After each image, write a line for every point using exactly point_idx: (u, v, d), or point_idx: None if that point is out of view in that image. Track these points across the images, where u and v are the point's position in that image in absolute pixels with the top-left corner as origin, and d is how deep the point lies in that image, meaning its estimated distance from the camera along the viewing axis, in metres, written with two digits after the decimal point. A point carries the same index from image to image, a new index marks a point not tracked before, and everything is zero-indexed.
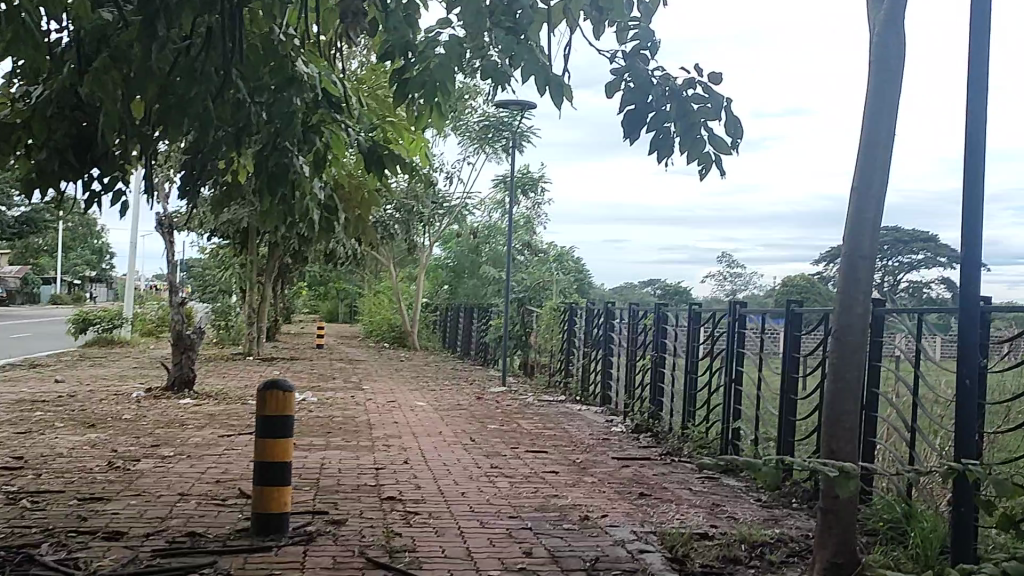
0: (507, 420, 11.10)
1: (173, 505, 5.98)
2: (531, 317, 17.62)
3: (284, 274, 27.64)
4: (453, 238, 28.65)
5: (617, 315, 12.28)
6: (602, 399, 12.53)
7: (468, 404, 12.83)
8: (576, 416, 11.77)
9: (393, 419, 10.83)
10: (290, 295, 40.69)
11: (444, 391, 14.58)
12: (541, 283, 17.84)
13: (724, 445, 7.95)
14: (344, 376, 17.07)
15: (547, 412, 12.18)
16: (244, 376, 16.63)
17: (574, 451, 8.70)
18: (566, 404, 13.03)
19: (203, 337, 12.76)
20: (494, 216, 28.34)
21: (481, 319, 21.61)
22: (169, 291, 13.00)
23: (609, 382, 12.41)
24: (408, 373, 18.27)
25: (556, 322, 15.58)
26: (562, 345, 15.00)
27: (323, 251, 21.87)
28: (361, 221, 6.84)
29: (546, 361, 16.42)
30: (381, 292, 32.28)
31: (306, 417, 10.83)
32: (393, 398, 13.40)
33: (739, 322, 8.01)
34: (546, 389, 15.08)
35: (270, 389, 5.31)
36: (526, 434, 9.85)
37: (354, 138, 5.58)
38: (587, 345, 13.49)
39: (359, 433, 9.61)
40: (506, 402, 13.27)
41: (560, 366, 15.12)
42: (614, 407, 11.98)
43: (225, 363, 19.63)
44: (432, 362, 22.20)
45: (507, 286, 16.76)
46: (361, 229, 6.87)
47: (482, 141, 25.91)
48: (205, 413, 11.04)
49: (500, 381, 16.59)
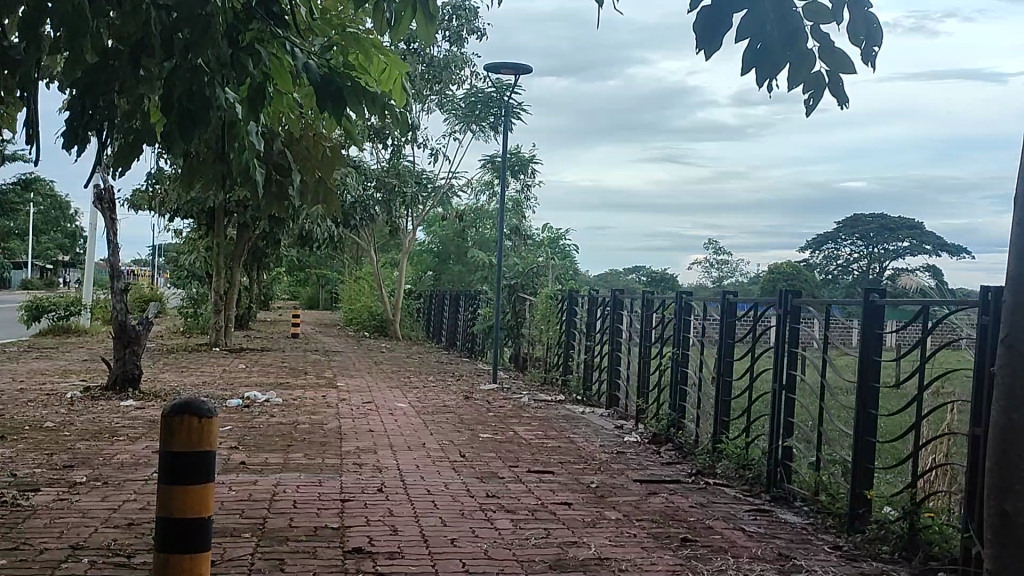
0: (501, 427, 9.57)
1: (59, 567, 4.40)
2: (524, 305, 16.08)
3: (259, 259, 25.99)
4: (437, 222, 27.10)
5: (625, 305, 10.70)
6: (609, 400, 11.00)
7: (456, 405, 11.29)
8: (579, 421, 10.26)
9: (368, 427, 9.26)
10: (267, 280, 38.95)
11: (428, 390, 13.03)
12: (534, 268, 16.29)
13: (773, 466, 6.44)
14: (317, 370, 15.49)
15: (545, 415, 10.65)
16: (205, 370, 15.02)
17: (586, 471, 7.19)
18: (566, 406, 11.54)
19: (151, 331, 11.22)
20: (481, 198, 26.77)
21: (468, 307, 20.08)
22: (111, 278, 11.23)
23: (617, 380, 10.87)
24: (390, 367, 16.72)
25: (552, 311, 14.08)
26: (560, 338, 13.48)
27: (298, 233, 20.23)
28: (323, 183, 5.30)
29: (541, 354, 14.91)
30: (360, 279, 30.67)
31: (265, 424, 9.26)
32: (371, 398, 11.85)
33: (790, 316, 6.39)
34: (542, 387, 13.56)
35: (180, 413, 3.70)
36: (526, 447, 8.31)
37: (301, 62, 4.04)
38: (589, 338, 11.96)
39: (326, 446, 8.04)
40: (498, 402, 11.76)
41: (557, 361, 13.61)
42: (626, 410, 10.46)
43: (188, 355, 17.97)
44: (416, 353, 20.66)
45: (499, 273, 15.17)
46: (322, 195, 5.33)
47: (469, 118, 24.33)
48: (147, 419, 9.43)
49: (491, 376, 15.10)
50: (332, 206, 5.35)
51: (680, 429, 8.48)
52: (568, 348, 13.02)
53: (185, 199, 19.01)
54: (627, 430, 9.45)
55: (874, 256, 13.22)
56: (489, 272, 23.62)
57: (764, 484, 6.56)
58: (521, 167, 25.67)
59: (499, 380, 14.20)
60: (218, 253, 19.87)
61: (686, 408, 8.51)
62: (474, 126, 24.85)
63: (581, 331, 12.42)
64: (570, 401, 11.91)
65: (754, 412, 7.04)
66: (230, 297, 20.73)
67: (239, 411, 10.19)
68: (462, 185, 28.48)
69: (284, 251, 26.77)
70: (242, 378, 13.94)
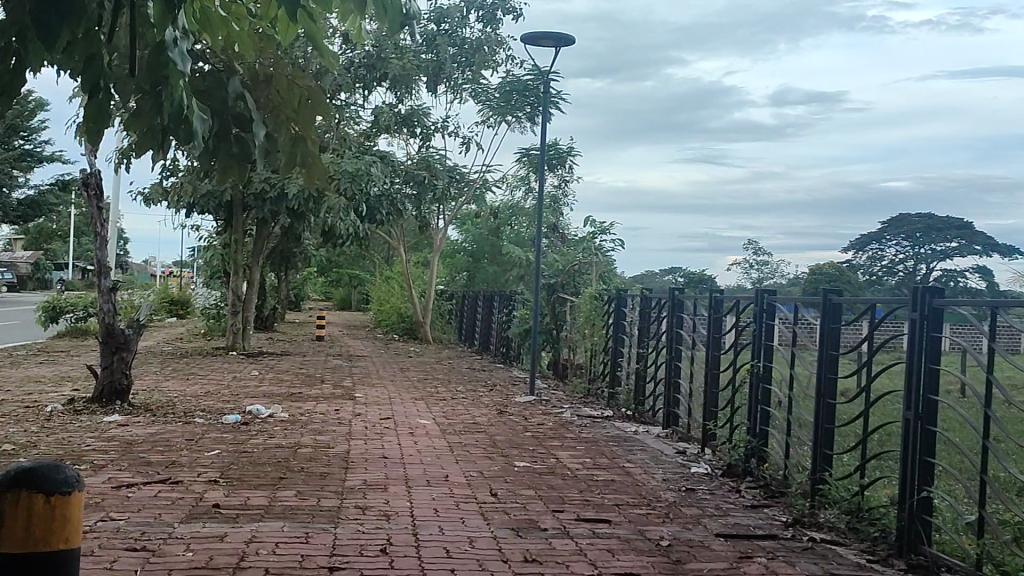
0: (542, 453, 8.01)
1: None
2: (566, 306, 14.52)
3: (284, 258, 24.61)
4: (472, 219, 25.61)
5: (688, 307, 9.10)
6: (668, 417, 9.42)
7: (489, 423, 9.75)
8: (632, 444, 8.69)
9: (383, 452, 7.76)
10: (296, 280, 37.63)
11: (459, 402, 11.49)
12: (577, 265, 14.70)
13: (907, 525, 4.92)
14: (337, 378, 14.05)
15: (591, 436, 9.10)
16: (215, 377, 13.60)
17: (652, 521, 5.65)
18: (616, 423, 10.00)
19: (142, 336, 9.70)
20: (517, 193, 25.23)
21: (503, 308, 18.57)
22: (95, 276, 9.68)
23: (678, 396, 9.27)
24: (417, 374, 15.20)
25: (597, 314, 12.51)
26: (607, 343, 11.91)
27: (322, 227, 18.79)
28: (302, 142, 3.87)
29: (584, 363, 13.36)
30: (390, 278, 29.26)
31: (263, 447, 7.77)
32: (393, 412, 10.35)
33: (927, 322, 4.83)
34: (586, 400, 11.99)
35: (33, 489, 2.43)
36: (575, 482, 6.77)
37: None
38: (642, 345, 10.39)
39: (328, 479, 6.53)
40: (538, 419, 10.22)
41: (603, 369, 12.04)
42: (689, 431, 8.89)
43: (201, 360, 16.53)
44: (447, 359, 19.22)
45: (539, 270, 13.62)
46: (300, 158, 3.89)
47: (505, 107, 22.82)
48: (126, 439, 7.95)
49: (529, 386, 13.59)
50: (315, 171, 3.91)
51: (763, 461, 6.97)
52: (616, 357, 11.44)
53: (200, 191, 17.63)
54: (695, 458, 7.88)
55: (920, 255, 11.88)
56: (525, 271, 22.06)
57: (893, 548, 5.05)
58: (560, 160, 24.12)
59: (538, 391, 12.67)
60: (235, 250, 18.46)
61: (770, 435, 7.00)
62: (509, 116, 23.35)
63: (632, 338, 10.83)
64: (619, 418, 10.35)
65: (868, 446, 5.51)
66: (250, 298, 19.32)
67: (236, 429, 8.69)
68: (497, 181, 27.00)
69: (312, 250, 25.42)
70: (252, 387, 12.49)
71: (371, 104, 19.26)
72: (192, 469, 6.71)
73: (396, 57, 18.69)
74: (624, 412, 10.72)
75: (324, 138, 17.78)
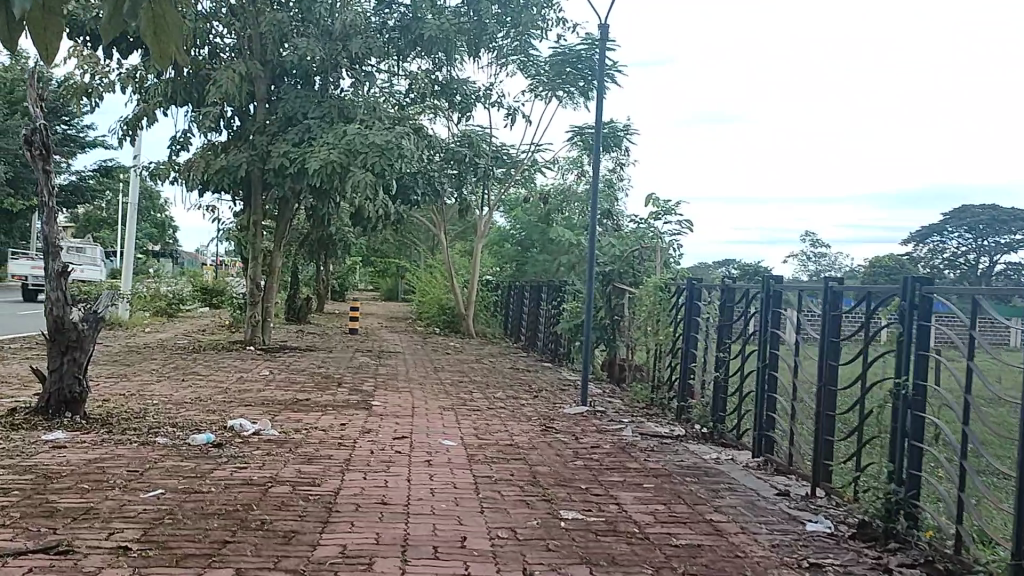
0: (598, 497, 5.93)
1: None
2: (623, 299, 12.43)
3: (319, 244, 22.79)
4: (519, 205, 23.56)
5: (788, 302, 6.99)
6: (757, 441, 7.33)
7: (529, 446, 7.70)
8: (716, 480, 6.60)
9: (382, 493, 5.75)
10: (338, 269, 35.83)
11: (494, 415, 9.46)
12: (636, 250, 12.64)
13: None
14: (357, 380, 12.10)
15: (660, 467, 7.00)
16: (216, 379, 11.73)
17: None
18: (690, 447, 7.93)
19: (100, 333, 7.87)
20: (569, 176, 23.17)
21: (553, 300, 16.55)
22: (43, 257, 7.84)
23: (774, 415, 7.17)
24: (452, 376, 13.17)
25: (663, 309, 10.41)
26: (674, 343, 9.87)
27: (350, 210, 16.95)
28: None
29: (647, 366, 11.29)
30: (433, 268, 27.33)
31: (224, 485, 5.80)
32: (411, 429, 8.33)
33: None
34: (649, 412, 9.90)
35: None
36: (648, 553, 4.69)
37: None
38: (720, 348, 8.31)
39: (290, 547, 4.52)
40: (591, 439, 8.15)
41: (670, 375, 9.96)
42: (790, 464, 6.80)
43: (210, 357, 14.67)
44: (489, 356, 17.23)
45: (592, 255, 11.56)
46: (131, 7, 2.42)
47: (556, 80, 20.80)
48: (47, 470, 6.02)
49: (579, 391, 11.52)
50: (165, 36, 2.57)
51: (917, 522, 4.84)
52: (686, 361, 9.34)
53: (214, 166, 15.84)
54: (808, 507, 5.76)
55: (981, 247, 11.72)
56: (577, 260, 19.95)
57: None
58: (616, 140, 22.03)
59: (590, 400, 10.62)
60: (255, 233, 16.67)
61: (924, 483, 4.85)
62: (561, 91, 21.34)
63: (709, 340, 8.74)
64: (691, 439, 8.27)
65: None
66: (271, 286, 17.49)
67: (202, 455, 6.73)
68: (547, 163, 24.97)
69: (351, 237, 23.60)
70: (252, 391, 10.58)
71: (406, 72, 17.40)
72: (102, 528, 4.75)
73: (434, 18, 16.63)
74: (697, 430, 8.64)
75: (352, 108, 15.96)
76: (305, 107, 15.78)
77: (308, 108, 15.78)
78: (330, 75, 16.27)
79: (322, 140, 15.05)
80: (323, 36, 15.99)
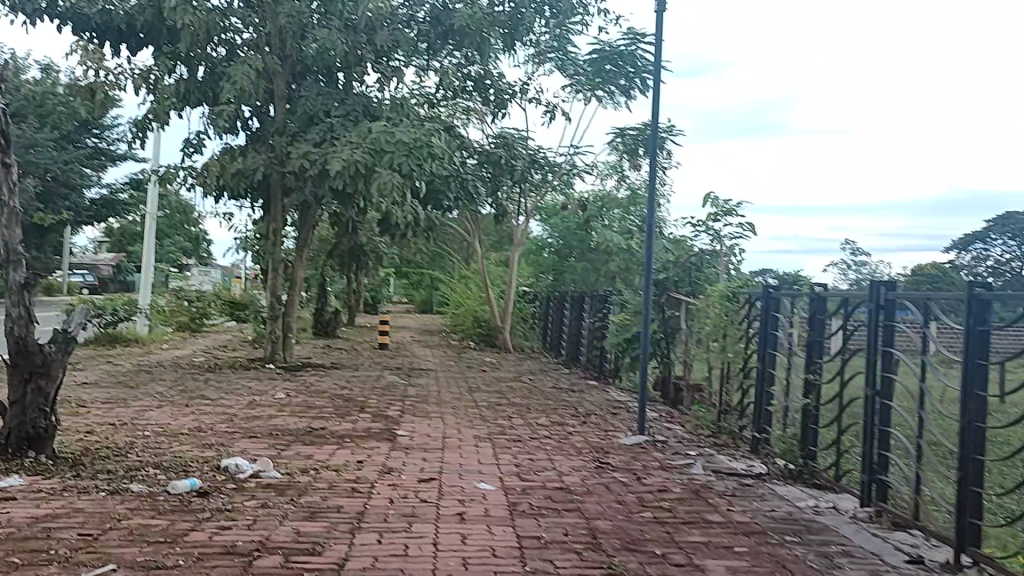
0: (680, 570, 4.57)
1: None
2: (682, 310, 11.04)
3: (348, 255, 21.57)
4: (557, 213, 22.27)
5: (907, 315, 5.54)
6: (864, 486, 5.88)
7: (582, 491, 6.34)
8: (825, 542, 5.18)
9: (399, 567, 4.42)
10: (371, 281, 34.68)
11: (537, 446, 8.12)
12: (694, 255, 11.26)
13: None
14: (383, 404, 10.78)
15: (749, 520, 5.60)
16: (224, 403, 10.47)
17: None
18: (778, 490, 6.53)
19: (71, 357, 6.66)
20: (609, 182, 21.87)
21: (597, 312, 15.19)
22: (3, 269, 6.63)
23: (887, 455, 5.73)
24: (489, 397, 11.85)
25: (729, 320, 9.02)
26: (745, 362, 8.49)
27: (379, 217, 15.73)
28: None
29: (711, 388, 9.88)
30: (467, 279, 26.05)
31: (197, 556, 4.49)
32: (441, 467, 7.01)
33: None
34: (716, 443, 8.52)
35: None
36: None
37: None
38: (808, 370, 6.89)
39: None
40: (656, 481, 6.76)
41: (742, 398, 8.58)
42: (914, 518, 5.34)
43: (226, 377, 13.44)
44: (527, 373, 15.89)
45: (648, 261, 10.19)
46: None
47: (596, 80, 19.47)
48: None
49: (633, 416, 10.15)
50: None
51: None
52: (761, 383, 7.94)
53: (230, 170, 14.61)
54: None
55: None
56: (620, 270, 18.59)
57: None
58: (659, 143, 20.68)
59: (647, 427, 9.24)
60: (275, 242, 15.49)
61: None
62: (601, 91, 20.00)
63: (792, 360, 7.33)
64: (775, 480, 6.87)
65: None
66: (294, 299, 16.27)
67: (181, 507, 5.45)
68: (586, 168, 23.64)
69: (382, 247, 22.37)
70: (261, 419, 9.29)
71: (435, 69, 16.18)
72: None
73: (466, 8, 15.34)
74: (781, 468, 7.23)
75: (378, 106, 14.79)
76: (327, 104, 14.66)
77: (330, 106, 14.62)
78: (353, 72, 15.09)
79: (345, 139, 13.86)
80: (346, 29, 14.79)
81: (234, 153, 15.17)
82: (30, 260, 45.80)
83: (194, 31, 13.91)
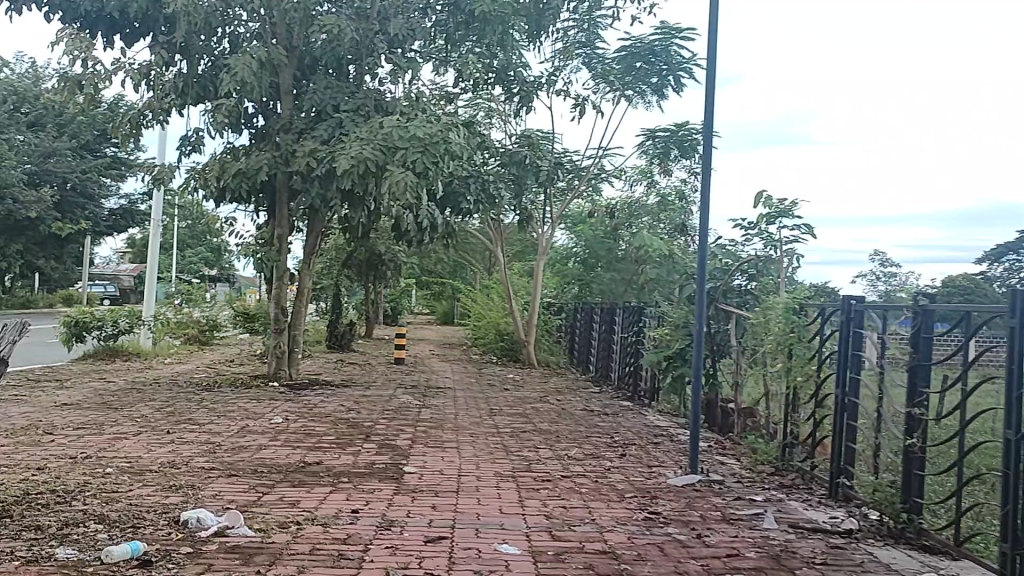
0: None
1: None
2: (732, 325, 9.68)
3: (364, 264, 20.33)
4: (585, 220, 20.95)
5: None
6: (1003, 561, 4.51)
7: (632, 556, 5.00)
8: None
9: None
10: (391, 292, 33.40)
11: (570, 488, 6.80)
12: (743, 263, 9.90)
13: None
14: (393, 431, 9.48)
15: None
16: (213, 430, 9.20)
17: None
18: (880, 556, 5.16)
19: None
20: (639, 187, 20.51)
21: (630, 326, 13.84)
22: None
23: None
24: (512, 422, 10.53)
25: (792, 337, 7.66)
26: (817, 388, 7.13)
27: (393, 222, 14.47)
28: None
29: (769, 415, 8.51)
30: (490, 289, 24.74)
31: None
32: (455, 520, 5.70)
33: None
34: (782, 485, 7.16)
35: None
36: None
37: None
38: (912, 402, 5.52)
39: None
40: (722, 540, 5.41)
41: (815, 431, 7.21)
42: None
43: (223, 397, 12.21)
44: (555, 393, 14.54)
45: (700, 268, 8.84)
46: None
47: (627, 77, 18.17)
48: None
49: (678, 447, 8.79)
50: None
51: None
52: (840, 415, 6.59)
53: (230, 170, 13.38)
54: None
55: None
56: (654, 280, 17.22)
57: None
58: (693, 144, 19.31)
59: (698, 463, 7.88)
60: (280, 248, 14.27)
61: None
62: (631, 90, 18.70)
63: (886, 389, 5.96)
64: (870, 540, 5.51)
65: None
66: (301, 310, 15.01)
67: None
68: (614, 173, 22.31)
69: (400, 255, 21.12)
70: (250, 451, 8.01)
71: (454, 61, 14.92)
72: None
73: None
74: (874, 523, 5.86)
75: (391, 101, 13.55)
76: (336, 98, 13.43)
77: (339, 101, 13.39)
78: (365, 65, 13.86)
79: (355, 135, 12.62)
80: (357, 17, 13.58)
81: (236, 152, 13.96)
82: (46, 270, 44.91)
83: (191, 18, 12.73)
